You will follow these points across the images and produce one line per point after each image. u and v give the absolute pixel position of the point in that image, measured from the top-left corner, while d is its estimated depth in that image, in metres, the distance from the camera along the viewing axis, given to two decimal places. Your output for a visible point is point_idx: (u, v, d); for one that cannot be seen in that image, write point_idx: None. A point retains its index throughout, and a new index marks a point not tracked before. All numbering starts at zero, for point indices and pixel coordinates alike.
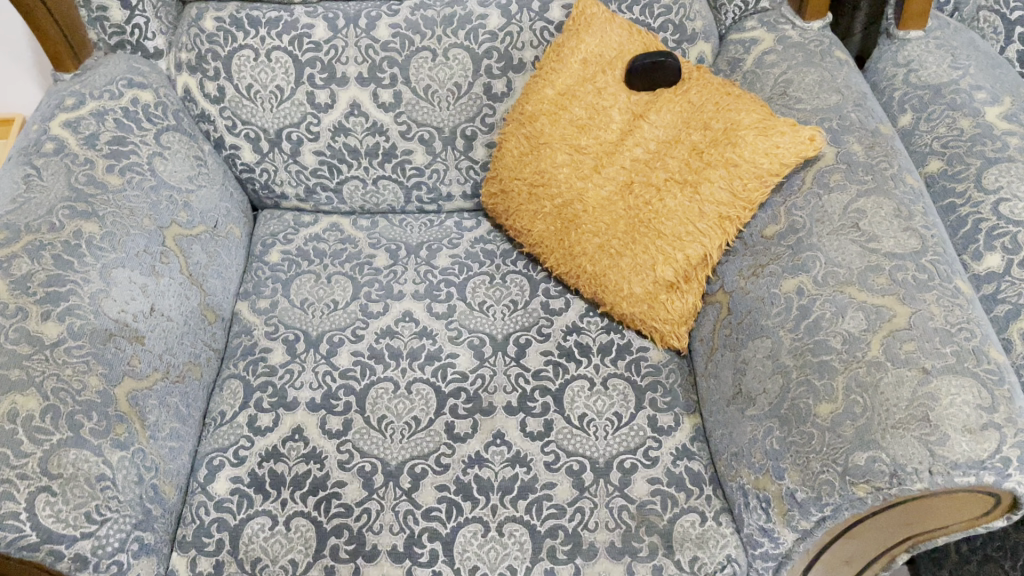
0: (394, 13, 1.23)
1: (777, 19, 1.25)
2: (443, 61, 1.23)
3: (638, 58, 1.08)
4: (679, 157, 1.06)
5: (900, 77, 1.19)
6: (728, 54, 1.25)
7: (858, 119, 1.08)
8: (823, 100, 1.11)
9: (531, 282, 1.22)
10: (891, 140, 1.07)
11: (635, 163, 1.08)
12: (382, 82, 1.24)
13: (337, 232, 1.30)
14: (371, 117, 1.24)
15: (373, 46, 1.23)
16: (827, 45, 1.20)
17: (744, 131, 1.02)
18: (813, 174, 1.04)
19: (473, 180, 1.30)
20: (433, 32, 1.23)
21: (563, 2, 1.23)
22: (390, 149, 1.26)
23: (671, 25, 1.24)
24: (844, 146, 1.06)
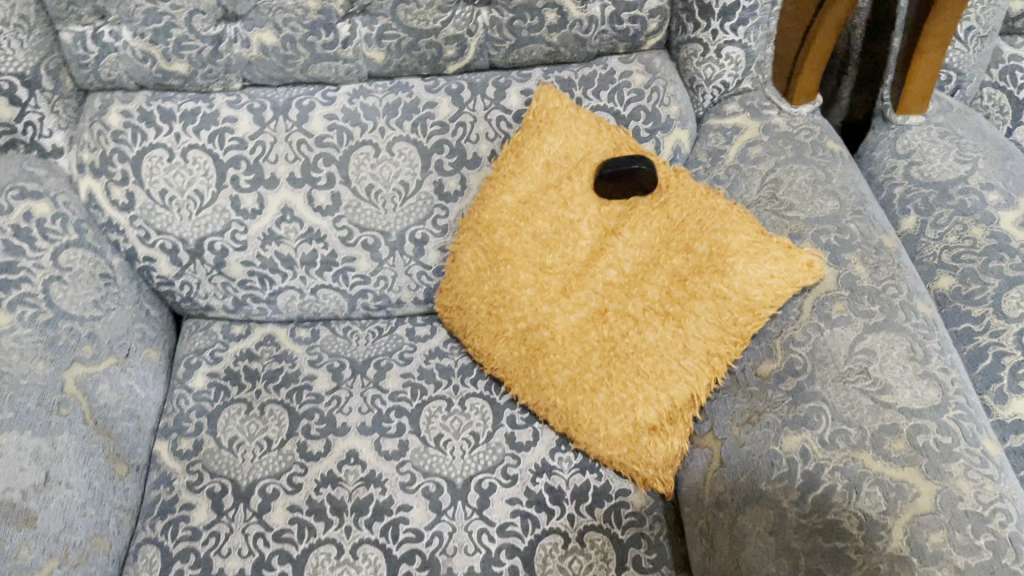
0: (330, 101, 1.09)
1: (761, 101, 1.11)
2: (388, 157, 1.09)
3: (610, 166, 0.94)
4: (659, 283, 0.92)
5: (901, 170, 1.06)
6: (707, 142, 1.11)
7: (860, 232, 0.96)
8: (819, 207, 0.98)
9: (494, 408, 1.08)
10: (897, 255, 0.94)
11: (609, 287, 0.95)
12: (318, 182, 1.08)
13: (272, 348, 1.15)
14: (306, 222, 1.09)
15: (306, 141, 1.08)
16: (819, 133, 1.07)
17: (734, 257, 0.88)
18: (812, 302, 0.91)
19: (425, 286, 1.14)
20: (376, 122, 1.09)
21: (522, 87, 1.10)
22: (329, 257, 1.11)
23: (643, 111, 1.10)
24: (845, 265, 0.93)
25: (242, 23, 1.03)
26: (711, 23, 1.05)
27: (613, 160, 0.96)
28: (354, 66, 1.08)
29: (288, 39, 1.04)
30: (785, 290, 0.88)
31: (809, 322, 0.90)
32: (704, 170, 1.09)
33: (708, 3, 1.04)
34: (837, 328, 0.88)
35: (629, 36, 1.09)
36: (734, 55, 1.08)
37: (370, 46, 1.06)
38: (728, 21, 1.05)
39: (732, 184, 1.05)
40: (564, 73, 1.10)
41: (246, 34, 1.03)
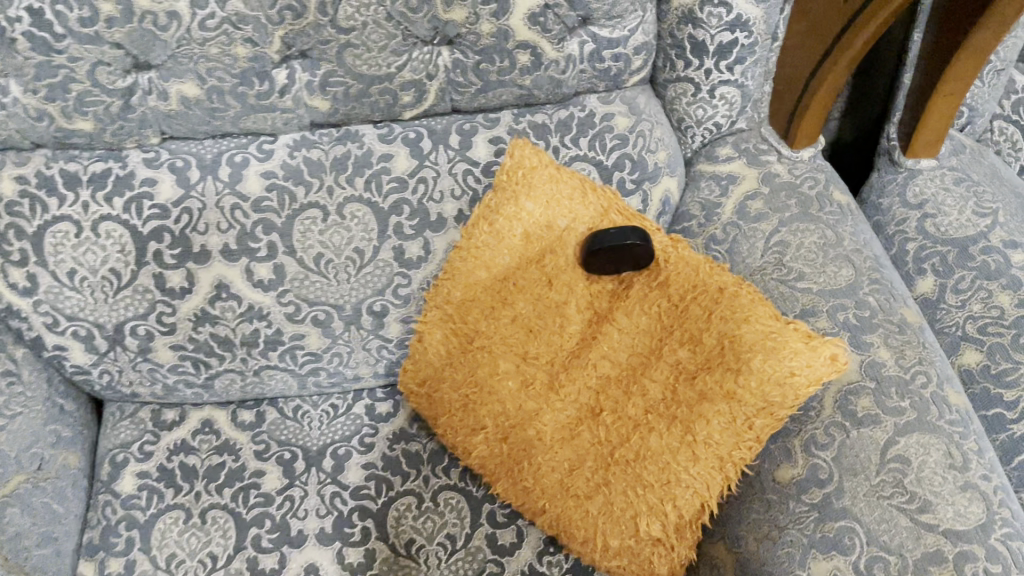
0: (267, 157, 0.94)
1: (757, 143, 0.99)
2: (338, 220, 0.94)
3: (599, 241, 0.81)
4: (661, 379, 0.80)
5: (913, 223, 0.96)
6: (699, 191, 1.00)
7: (879, 306, 0.86)
8: (831, 277, 0.88)
9: (471, 504, 0.95)
10: (921, 333, 0.85)
11: (604, 381, 0.83)
12: (257, 254, 0.93)
13: (211, 439, 1.00)
14: (244, 299, 0.94)
15: (241, 206, 0.93)
16: (824, 183, 0.96)
17: (748, 351, 0.77)
18: (834, 395, 0.81)
19: (386, 360, 1.01)
20: (322, 180, 0.94)
21: (489, 134, 0.96)
22: (274, 336, 0.96)
23: (628, 160, 0.97)
24: (871, 350, 0.83)
25: (157, 72, 0.86)
26: (704, 62, 0.92)
27: (602, 231, 0.82)
28: (294, 115, 0.93)
29: (214, 90, 0.88)
30: (807, 388, 0.78)
31: (830, 419, 0.80)
32: (697, 226, 0.97)
33: (701, 40, 0.90)
34: (867, 430, 0.78)
35: (611, 74, 0.95)
36: (729, 95, 0.96)
37: (312, 94, 0.91)
38: (724, 60, 0.92)
39: (732, 244, 0.93)
40: (537, 118, 0.96)
41: (163, 85, 0.87)
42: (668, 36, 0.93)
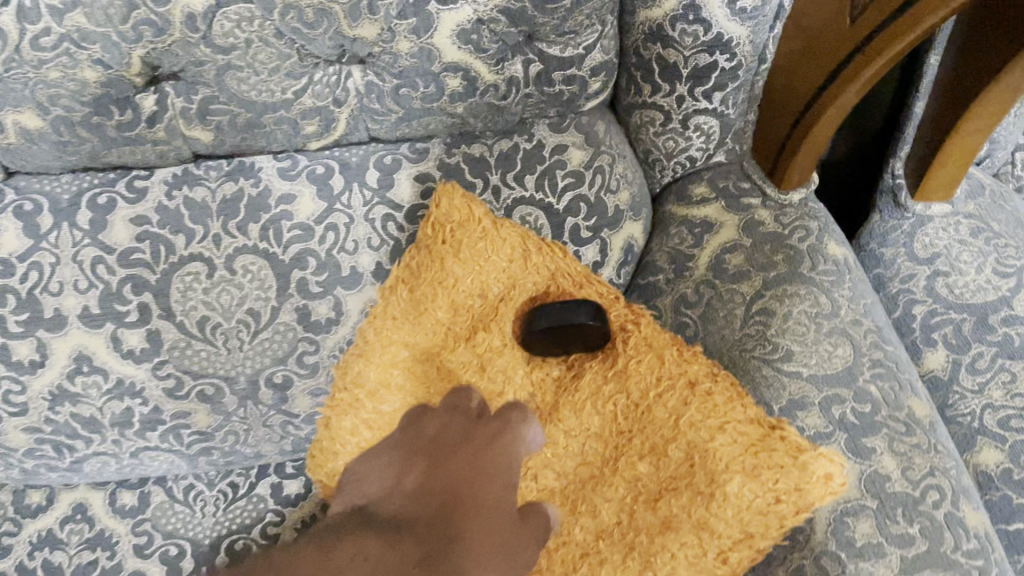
0: (139, 198, 0.76)
1: (737, 182, 0.83)
2: (227, 277, 0.76)
3: (542, 319, 0.65)
4: (616, 496, 0.66)
5: (923, 281, 0.81)
6: (668, 239, 0.83)
7: (884, 398, 0.71)
8: (825, 359, 0.72)
9: None
10: (932, 432, 0.70)
11: (549, 494, 0.70)
12: (126, 318, 0.76)
13: (82, 529, 0.85)
14: (111, 374, 0.77)
15: (104, 260, 0.75)
16: (817, 233, 0.80)
17: (722, 471, 0.62)
18: (827, 518, 0.65)
19: (292, 436, 0.85)
20: (207, 228, 0.77)
21: (414, 170, 0.79)
22: (150, 416, 0.80)
23: (584, 203, 0.80)
24: (873, 458, 0.67)
25: None
26: (675, 87, 0.76)
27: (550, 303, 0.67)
28: (170, 148, 0.75)
29: (61, 121, 0.69)
30: (795, 514, 0.62)
31: (822, 548, 0.64)
32: (665, 282, 0.81)
33: (671, 62, 0.74)
34: (868, 566, 0.63)
35: (562, 99, 0.78)
36: (706, 125, 0.79)
37: (190, 123, 0.73)
38: (700, 86, 0.75)
39: (707, 307, 0.78)
40: (474, 149, 0.79)
41: None
42: (632, 54, 0.76)
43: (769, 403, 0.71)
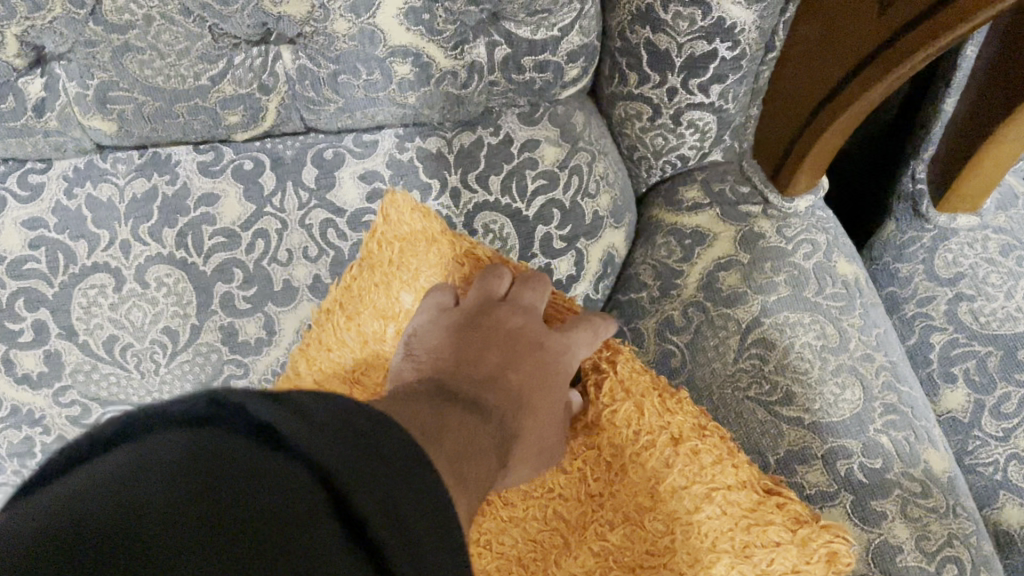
0: (35, 195, 0.66)
1: (735, 186, 0.72)
2: (138, 291, 0.66)
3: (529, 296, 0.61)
4: (584, 570, 0.58)
5: (943, 304, 0.71)
6: (653, 250, 0.73)
7: (896, 451, 0.60)
8: (830, 405, 0.62)
9: None
10: (952, 491, 0.60)
11: (505, 563, 0.61)
12: (20, 338, 0.65)
13: None
14: (4, 400, 0.66)
15: None
16: (825, 249, 0.69)
17: (708, 549, 0.53)
18: None
19: None
20: (115, 233, 0.66)
21: (360, 168, 0.68)
22: (54, 447, 0.68)
23: (558, 209, 0.69)
24: (883, 526, 0.57)
25: None
26: (666, 78, 0.64)
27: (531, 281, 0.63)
28: (67, 139, 0.64)
29: None
30: None
31: None
32: (648, 301, 0.71)
33: (663, 50, 0.62)
34: None
35: (533, 88, 0.67)
36: (701, 122, 0.67)
37: (88, 112, 0.61)
38: (695, 78, 0.63)
39: (695, 335, 0.68)
40: (430, 144, 0.69)
41: None
42: (617, 36, 0.65)
43: (764, 453, 0.62)
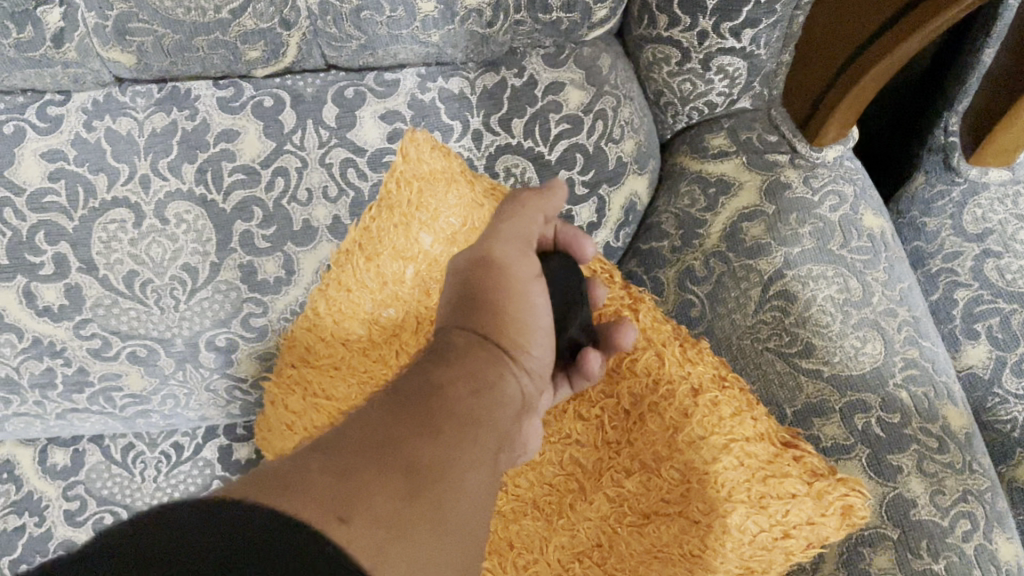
0: (53, 127, 0.65)
1: (762, 135, 0.70)
2: (157, 227, 0.65)
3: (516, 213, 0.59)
4: (598, 515, 0.59)
5: (971, 260, 0.70)
6: (676, 198, 0.72)
7: (915, 406, 0.60)
8: (850, 358, 0.62)
9: None
10: (969, 447, 0.60)
11: (522, 505, 0.62)
12: (40, 271, 0.65)
13: (9, 491, 0.78)
14: (25, 332, 0.66)
15: (11, 202, 0.64)
16: (851, 201, 0.68)
17: (724, 499, 0.53)
18: (839, 549, 0.57)
19: (241, 402, 0.74)
20: (134, 168, 0.65)
21: (379, 107, 0.67)
22: (75, 378, 0.69)
23: (582, 154, 0.68)
24: (898, 480, 0.57)
25: None
26: (697, 22, 0.62)
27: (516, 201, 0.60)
28: (85, 71, 0.63)
29: None
30: (807, 550, 0.52)
31: None
32: (669, 250, 0.70)
33: None
34: None
35: (560, 29, 0.65)
36: (731, 68, 0.66)
37: (108, 43, 0.61)
38: (728, 21, 0.62)
39: (716, 286, 0.67)
40: (452, 85, 0.68)
41: None
42: None
43: (781, 405, 0.62)
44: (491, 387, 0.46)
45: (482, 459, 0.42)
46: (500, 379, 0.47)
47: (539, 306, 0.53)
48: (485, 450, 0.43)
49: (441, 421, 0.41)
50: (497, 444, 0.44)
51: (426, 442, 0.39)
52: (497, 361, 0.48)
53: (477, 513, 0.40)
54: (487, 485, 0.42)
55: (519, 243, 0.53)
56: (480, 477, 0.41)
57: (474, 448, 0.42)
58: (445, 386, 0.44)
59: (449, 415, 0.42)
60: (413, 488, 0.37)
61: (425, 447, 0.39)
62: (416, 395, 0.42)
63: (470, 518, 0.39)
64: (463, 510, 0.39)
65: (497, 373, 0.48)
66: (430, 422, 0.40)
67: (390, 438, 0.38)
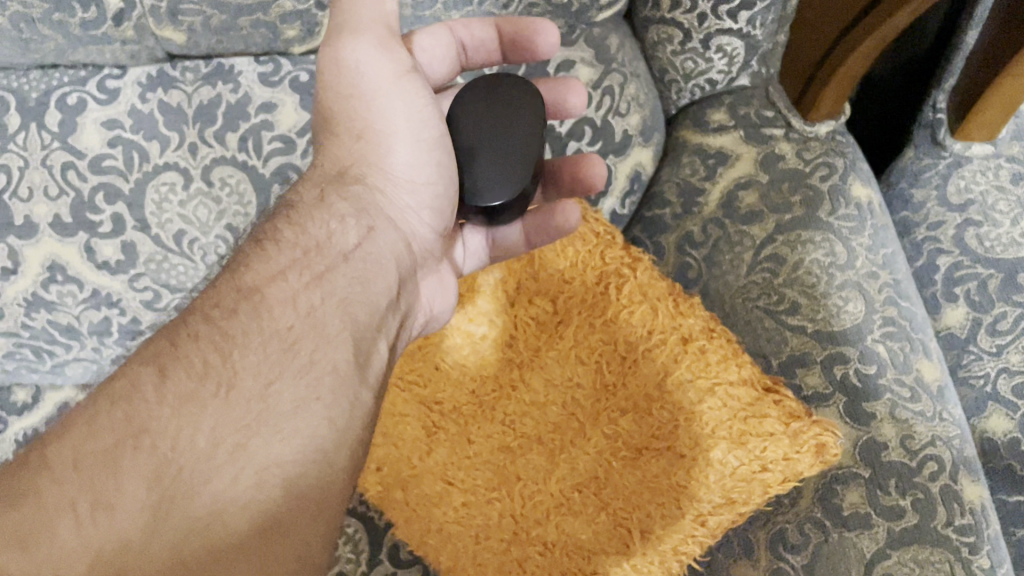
0: (110, 99, 0.71)
1: (760, 109, 0.75)
2: (204, 189, 0.73)
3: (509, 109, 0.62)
4: (596, 450, 0.66)
5: (953, 229, 0.75)
6: (678, 168, 0.76)
7: (890, 359, 0.65)
8: (833, 316, 0.67)
9: (373, 535, 0.76)
10: (941, 398, 0.65)
11: (527, 442, 0.68)
12: (99, 229, 0.72)
13: None
14: (86, 283, 0.74)
15: (74, 165, 0.71)
16: (841, 171, 0.72)
17: (708, 435, 0.61)
18: (815, 484, 0.64)
19: None
20: (183, 136, 0.72)
21: None
22: (130, 327, 0.77)
23: (589, 127, 0.74)
24: (872, 425, 0.63)
25: None
26: (697, 5, 0.68)
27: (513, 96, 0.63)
28: (141, 48, 0.70)
29: (19, 17, 0.65)
30: (784, 483, 0.59)
31: (807, 514, 0.63)
32: (670, 217, 0.75)
33: None
34: (850, 538, 0.61)
35: (570, 11, 0.70)
36: (729, 47, 0.71)
37: (160, 22, 0.67)
38: (725, 4, 0.67)
39: (712, 249, 0.73)
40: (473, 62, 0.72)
41: None
42: None
43: (768, 356, 0.68)
44: (285, 327, 0.47)
45: (266, 420, 0.43)
46: (290, 302, 0.49)
47: (392, 107, 0.57)
48: (272, 402, 0.44)
49: (189, 388, 0.43)
50: (296, 373, 0.45)
51: (176, 417, 0.42)
52: (293, 286, 0.49)
53: (275, 466, 0.42)
54: (289, 427, 0.44)
55: (376, 40, 0.55)
56: (275, 435, 0.43)
57: (241, 407, 0.43)
58: (225, 343, 0.45)
59: (193, 380, 0.43)
60: (156, 482, 0.40)
61: (164, 424, 0.41)
62: (167, 360, 0.44)
63: (260, 474, 0.42)
64: (248, 477, 0.41)
65: (287, 302, 0.48)
66: (176, 390, 0.43)
67: (139, 423, 0.41)
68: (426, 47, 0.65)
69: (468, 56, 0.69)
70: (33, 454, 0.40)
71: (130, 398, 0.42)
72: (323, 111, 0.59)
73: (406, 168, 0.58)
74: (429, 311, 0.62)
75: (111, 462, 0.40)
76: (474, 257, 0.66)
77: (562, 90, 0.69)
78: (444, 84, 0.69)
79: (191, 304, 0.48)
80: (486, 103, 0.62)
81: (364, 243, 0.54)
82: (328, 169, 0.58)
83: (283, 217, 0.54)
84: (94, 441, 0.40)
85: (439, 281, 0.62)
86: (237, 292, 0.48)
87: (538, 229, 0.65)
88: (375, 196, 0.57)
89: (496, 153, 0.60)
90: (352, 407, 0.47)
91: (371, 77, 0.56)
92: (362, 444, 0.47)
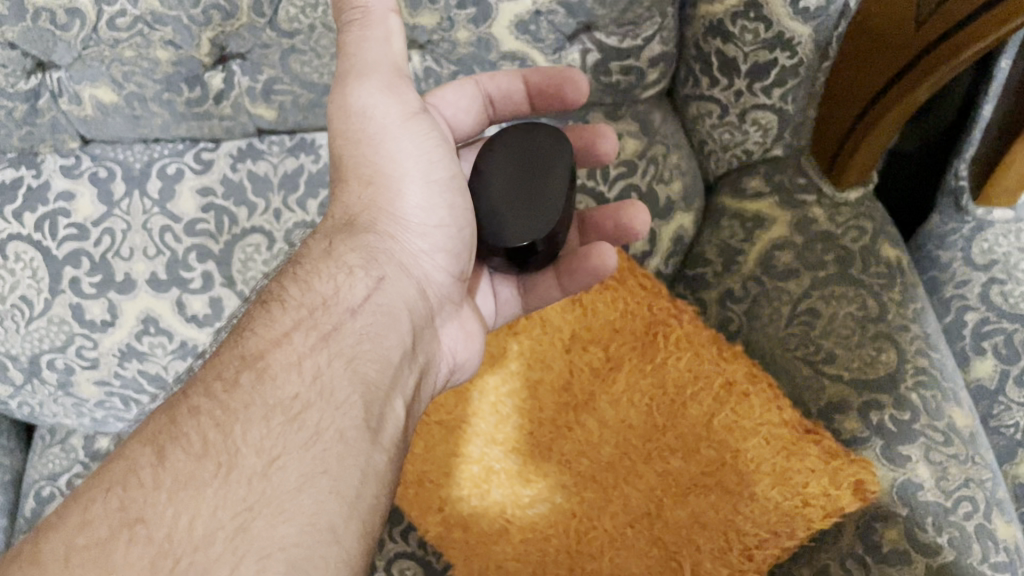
0: (205, 169, 0.80)
1: (794, 177, 0.80)
2: (284, 250, 0.80)
3: (540, 163, 0.67)
4: (647, 487, 0.72)
5: (980, 287, 0.80)
6: (718, 231, 0.83)
7: (924, 405, 0.69)
8: (868, 365, 0.72)
9: None
10: (973, 444, 0.68)
11: (583, 480, 0.74)
12: (190, 285, 0.80)
13: None
14: (175, 334, 0.80)
15: (171, 228, 0.79)
16: (872, 234, 0.78)
17: (754, 469, 0.69)
18: (856, 521, 0.66)
19: None
20: (268, 202, 0.81)
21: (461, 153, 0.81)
22: None
23: (636, 193, 0.81)
24: (907, 466, 0.67)
25: (66, 72, 0.73)
26: (733, 82, 0.75)
27: (546, 152, 0.68)
28: (236, 124, 0.79)
29: (133, 96, 0.75)
30: (824, 518, 0.68)
31: (849, 550, 0.66)
32: (712, 275, 0.81)
33: (731, 58, 0.74)
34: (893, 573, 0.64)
35: (619, 89, 0.78)
36: (764, 120, 0.77)
37: (254, 101, 0.77)
38: (758, 82, 0.74)
39: (751, 304, 0.78)
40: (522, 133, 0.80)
41: (73, 88, 0.74)
42: (692, 46, 0.76)
43: (807, 404, 0.73)
44: (289, 395, 0.51)
45: (270, 500, 0.46)
46: (295, 367, 0.52)
47: (400, 150, 0.62)
48: (274, 479, 0.47)
49: (188, 470, 0.46)
50: (300, 446, 0.48)
51: (173, 503, 0.45)
52: (299, 349, 0.53)
53: (279, 550, 0.44)
54: (294, 506, 0.46)
55: (382, 80, 0.60)
56: (277, 516, 0.46)
57: (242, 487, 0.46)
58: (225, 418, 0.48)
59: (192, 460, 0.46)
60: None
61: (160, 511, 0.44)
62: (165, 440, 0.47)
63: (261, 561, 0.44)
64: (249, 566, 0.44)
65: (291, 366, 0.52)
66: (174, 473, 0.46)
67: (135, 513, 0.44)
68: (450, 100, 0.72)
69: (496, 107, 0.75)
70: (28, 548, 0.43)
71: (127, 483, 0.45)
72: (337, 161, 0.64)
73: (419, 213, 0.63)
74: (453, 358, 0.66)
75: (104, 558, 0.42)
76: (507, 306, 0.73)
77: (594, 136, 0.75)
78: (473, 134, 0.75)
79: (195, 375, 0.52)
80: (518, 161, 0.68)
81: (374, 294, 0.58)
82: (339, 217, 0.63)
83: (293, 274, 0.59)
84: (88, 532, 0.43)
85: (461, 326, 0.67)
86: (241, 359, 0.52)
87: (568, 272, 0.72)
88: (386, 243, 0.62)
89: (517, 204, 0.66)
90: (363, 473, 0.50)
91: (378, 121, 0.61)
92: (374, 510, 0.50)
